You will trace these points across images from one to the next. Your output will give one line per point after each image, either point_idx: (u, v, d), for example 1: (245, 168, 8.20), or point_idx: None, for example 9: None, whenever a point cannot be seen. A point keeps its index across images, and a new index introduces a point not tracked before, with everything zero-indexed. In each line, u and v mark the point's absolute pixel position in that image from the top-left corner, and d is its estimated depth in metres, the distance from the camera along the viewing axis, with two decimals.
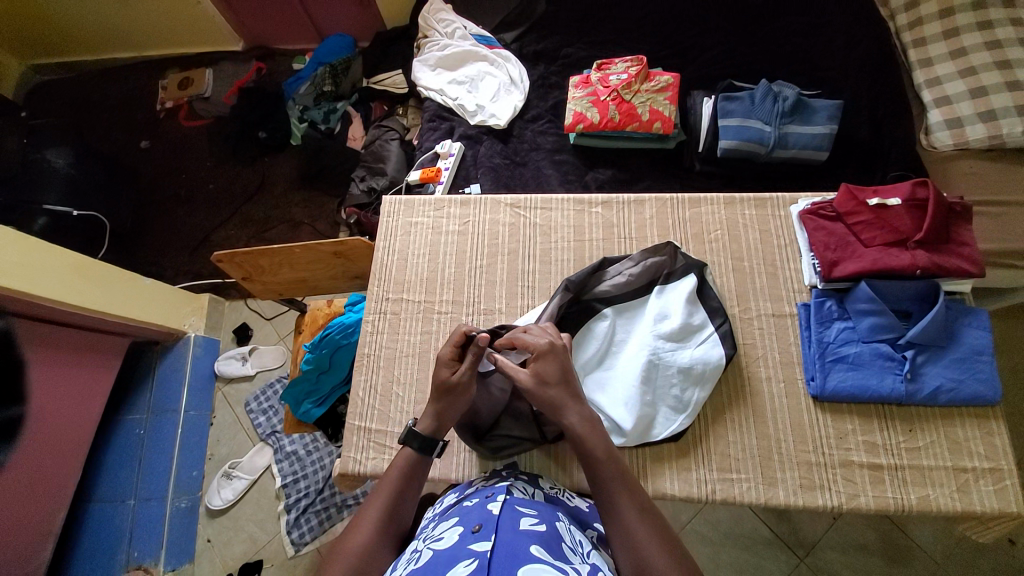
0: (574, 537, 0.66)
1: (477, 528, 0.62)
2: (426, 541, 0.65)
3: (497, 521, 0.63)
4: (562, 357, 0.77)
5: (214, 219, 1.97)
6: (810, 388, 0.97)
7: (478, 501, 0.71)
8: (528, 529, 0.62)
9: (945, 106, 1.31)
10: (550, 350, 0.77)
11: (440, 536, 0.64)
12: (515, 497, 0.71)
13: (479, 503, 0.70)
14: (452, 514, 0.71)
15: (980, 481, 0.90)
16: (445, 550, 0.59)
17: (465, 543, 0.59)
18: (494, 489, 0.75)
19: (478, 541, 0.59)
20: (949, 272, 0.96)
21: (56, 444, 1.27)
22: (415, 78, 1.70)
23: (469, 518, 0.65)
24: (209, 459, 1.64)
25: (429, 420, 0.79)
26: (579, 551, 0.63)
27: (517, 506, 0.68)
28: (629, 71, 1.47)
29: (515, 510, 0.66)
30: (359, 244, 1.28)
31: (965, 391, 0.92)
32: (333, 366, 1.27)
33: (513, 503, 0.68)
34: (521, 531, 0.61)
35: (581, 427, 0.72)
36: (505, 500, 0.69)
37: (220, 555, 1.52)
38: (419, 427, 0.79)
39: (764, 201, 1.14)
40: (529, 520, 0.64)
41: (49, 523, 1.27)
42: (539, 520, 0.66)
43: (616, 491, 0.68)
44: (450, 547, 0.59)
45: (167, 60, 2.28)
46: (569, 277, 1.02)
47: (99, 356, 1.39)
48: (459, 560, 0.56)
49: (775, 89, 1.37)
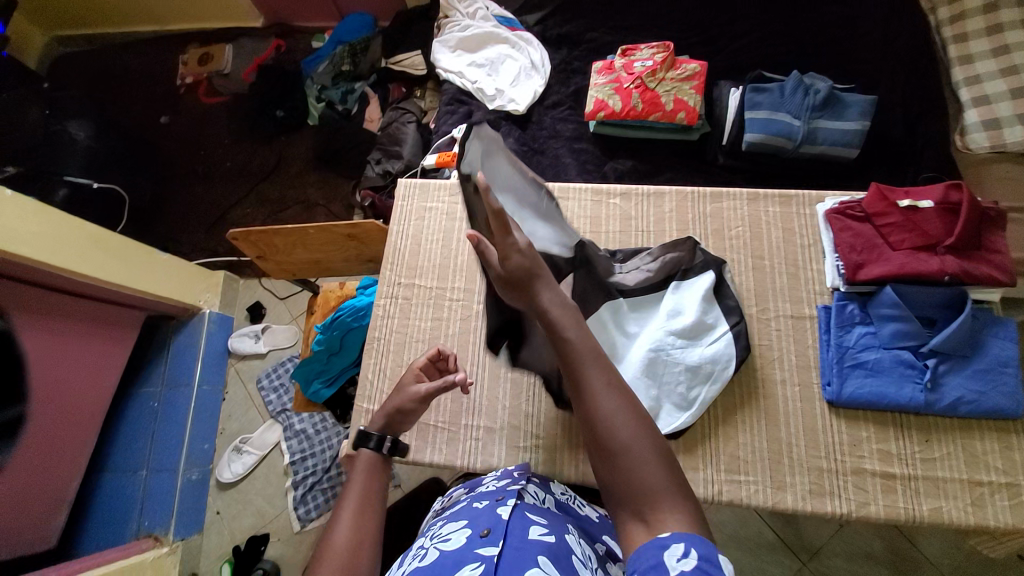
0: (583, 551, 0.65)
1: (486, 532, 0.63)
2: (433, 539, 0.66)
3: (506, 527, 0.63)
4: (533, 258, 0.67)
5: (231, 197, 1.98)
6: (826, 393, 0.95)
7: (488, 504, 0.71)
8: (538, 538, 0.61)
9: (984, 106, 1.25)
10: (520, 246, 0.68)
11: (447, 536, 0.65)
12: (526, 504, 0.71)
13: (489, 506, 0.70)
14: (461, 514, 0.72)
15: (994, 495, 0.87)
16: (452, 551, 0.61)
17: (472, 548, 0.60)
18: (505, 492, 0.75)
19: (485, 546, 0.60)
20: (979, 280, 0.92)
21: (73, 413, 1.30)
22: (435, 59, 1.67)
23: (477, 520, 0.66)
24: (221, 434, 1.68)
25: (379, 421, 0.79)
26: (588, 566, 0.63)
27: (527, 513, 0.68)
28: (654, 58, 1.42)
29: (525, 516, 0.66)
30: (373, 228, 1.28)
31: (986, 403, 0.89)
32: (344, 348, 1.28)
33: (524, 510, 0.68)
34: (530, 539, 0.61)
35: (554, 308, 0.63)
36: (517, 505, 0.69)
37: (227, 527, 1.57)
38: (370, 428, 0.78)
39: (789, 198, 1.10)
40: (539, 529, 0.64)
41: (65, 491, 1.31)
42: (549, 530, 0.65)
43: (574, 379, 0.59)
44: (457, 549, 0.61)
45: (188, 35, 2.27)
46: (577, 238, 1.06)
47: (115, 330, 1.41)
48: (465, 563, 0.58)
49: (807, 82, 1.32)
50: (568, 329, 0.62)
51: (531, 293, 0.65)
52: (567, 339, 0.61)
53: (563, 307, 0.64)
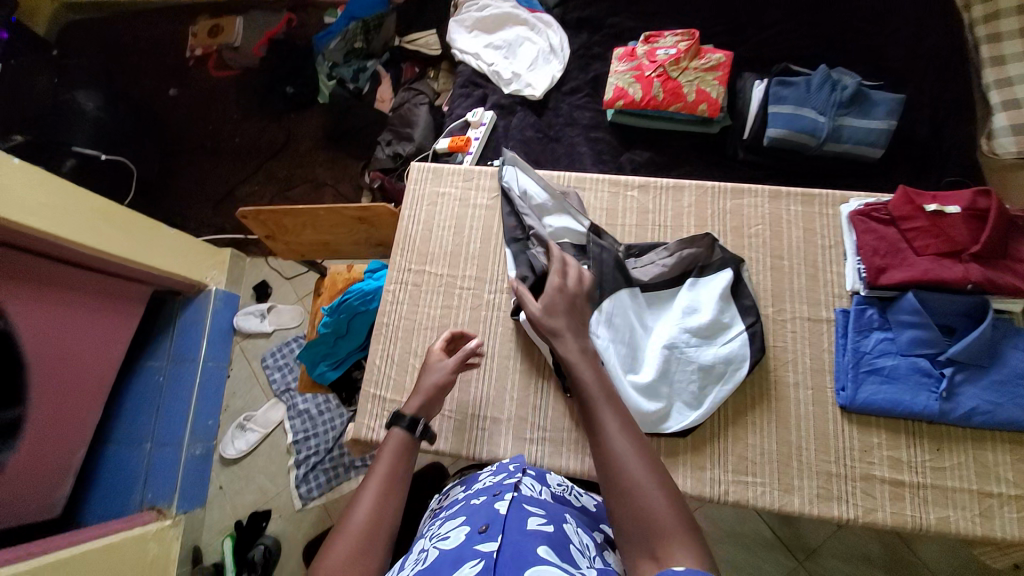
0: (582, 539, 0.65)
1: (484, 528, 0.62)
2: (433, 539, 0.66)
3: (504, 521, 0.63)
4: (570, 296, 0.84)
5: (239, 174, 1.96)
6: (839, 398, 0.93)
7: (486, 499, 0.71)
8: (536, 529, 0.61)
9: (1014, 110, 1.21)
10: (557, 290, 0.84)
11: (446, 534, 0.65)
12: (524, 496, 0.71)
13: (486, 502, 0.69)
14: (459, 512, 0.71)
15: (1003, 507, 0.86)
16: (451, 550, 0.60)
17: (471, 545, 0.60)
18: (501, 487, 0.74)
19: (484, 542, 0.59)
20: (1003, 289, 0.90)
21: (79, 385, 1.30)
22: (451, 40, 1.63)
23: (475, 518, 0.66)
24: (225, 410, 1.69)
25: (416, 403, 0.79)
26: (587, 554, 0.63)
27: (525, 506, 0.68)
28: (678, 46, 1.38)
29: (522, 509, 0.66)
30: (384, 212, 1.26)
31: (1002, 414, 0.88)
32: (351, 332, 1.27)
33: (520, 502, 0.68)
34: (529, 531, 0.61)
35: (575, 357, 0.74)
36: (513, 499, 0.68)
37: (229, 502, 1.58)
38: (405, 409, 0.78)
39: (813, 197, 1.07)
40: (536, 520, 0.64)
41: (70, 460, 1.32)
42: (547, 520, 0.65)
43: (590, 420, 0.67)
44: (456, 548, 0.60)
45: (199, 6, 2.23)
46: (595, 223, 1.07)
47: (121, 304, 1.40)
48: (465, 561, 0.57)
49: (835, 77, 1.28)
50: (584, 375, 0.72)
51: (555, 337, 0.78)
52: (585, 385, 0.70)
53: (581, 355, 0.75)
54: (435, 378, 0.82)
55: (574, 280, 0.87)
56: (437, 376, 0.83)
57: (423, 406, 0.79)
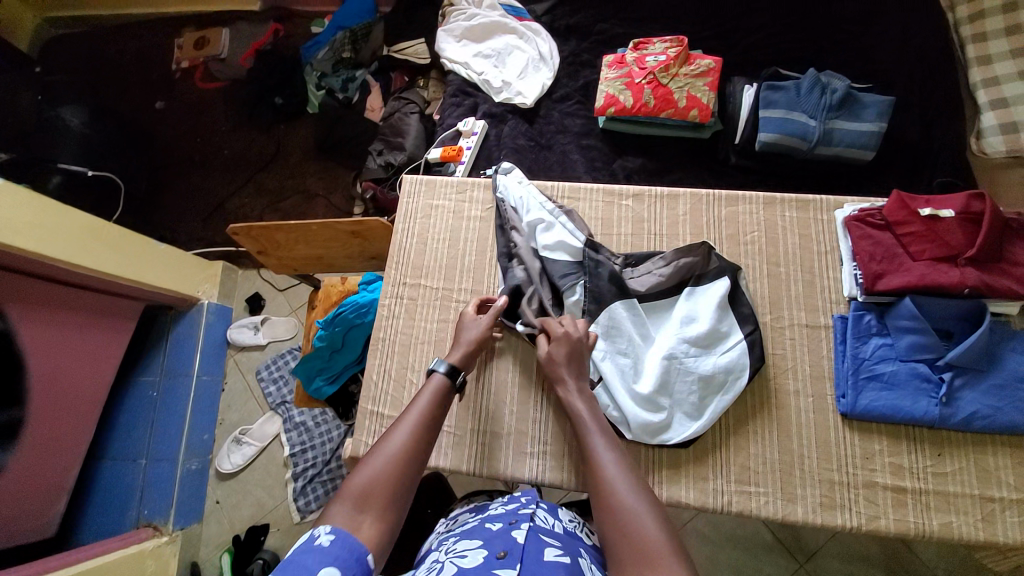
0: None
1: (502, 554, 0.62)
2: (448, 553, 0.66)
3: (523, 550, 0.63)
4: (576, 345, 0.84)
5: (229, 187, 1.94)
6: (840, 405, 0.93)
7: (503, 526, 0.70)
8: (554, 560, 0.62)
9: (1001, 109, 1.22)
10: (564, 338, 0.85)
11: (463, 552, 0.65)
12: (541, 526, 0.71)
13: (503, 529, 0.69)
14: (474, 534, 0.70)
15: (1006, 511, 0.86)
16: (469, 569, 0.60)
17: (490, 569, 0.59)
18: (517, 516, 0.73)
19: (503, 568, 0.59)
20: (999, 292, 0.90)
21: (70, 404, 1.27)
22: (440, 49, 1.62)
23: (493, 542, 0.65)
24: (220, 424, 1.66)
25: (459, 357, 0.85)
26: None
27: (541, 535, 0.68)
28: (667, 52, 1.38)
29: (539, 539, 0.66)
30: (378, 225, 1.24)
31: (1002, 419, 0.87)
32: (346, 345, 1.24)
33: (538, 532, 0.68)
34: (546, 563, 0.61)
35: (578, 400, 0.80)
36: (530, 527, 0.69)
37: (226, 516, 1.55)
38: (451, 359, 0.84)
39: (807, 202, 1.07)
40: (553, 551, 0.64)
41: (63, 482, 1.29)
42: (563, 551, 0.65)
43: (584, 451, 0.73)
44: (474, 568, 0.60)
45: (183, 18, 2.20)
46: (591, 236, 1.06)
47: (113, 320, 1.37)
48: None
49: (824, 80, 1.29)
50: (579, 410, 0.79)
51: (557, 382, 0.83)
52: (582, 421, 0.77)
53: (583, 397, 0.81)
54: (474, 333, 0.89)
55: (581, 329, 0.87)
56: (475, 331, 0.89)
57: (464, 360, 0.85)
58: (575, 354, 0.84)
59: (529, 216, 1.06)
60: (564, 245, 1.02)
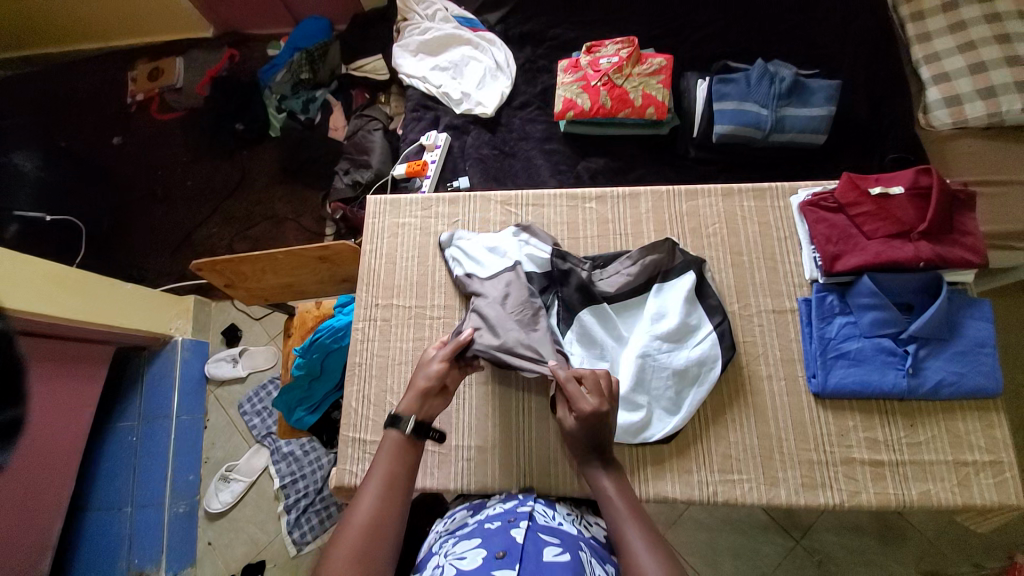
0: (595, 570, 0.65)
1: (502, 554, 0.62)
2: (448, 557, 0.65)
3: (522, 549, 0.63)
4: (603, 424, 0.74)
5: (195, 218, 1.90)
6: (812, 385, 0.95)
7: (501, 525, 0.71)
8: (554, 560, 0.61)
9: (944, 83, 1.27)
10: (592, 415, 0.73)
11: (463, 554, 0.65)
12: (538, 524, 0.71)
13: (501, 528, 0.69)
14: (473, 534, 0.71)
15: (979, 474, 0.89)
16: (468, 571, 0.60)
17: (490, 569, 0.59)
18: (516, 514, 0.74)
19: (502, 568, 0.59)
20: (952, 263, 0.93)
21: (47, 456, 1.23)
22: (397, 64, 1.62)
23: (492, 542, 0.65)
24: (205, 462, 1.62)
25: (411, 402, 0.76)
26: None
27: (540, 534, 0.68)
28: (619, 53, 1.40)
29: (538, 538, 0.66)
30: (345, 248, 1.24)
31: (967, 384, 0.91)
32: (325, 372, 1.24)
33: (535, 531, 0.68)
34: (545, 563, 0.61)
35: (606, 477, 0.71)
36: (528, 526, 0.68)
37: (221, 556, 1.51)
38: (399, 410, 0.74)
39: (764, 191, 1.10)
40: (552, 549, 0.64)
41: (45, 538, 1.24)
42: (563, 548, 0.65)
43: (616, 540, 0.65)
44: (473, 570, 0.60)
45: (135, 50, 2.16)
46: (557, 244, 1.06)
47: (85, 366, 1.34)
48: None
49: (772, 69, 1.32)
50: (608, 490, 0.70)
51: (585, 463, 0.73)
52: (610, 503, 0.69)
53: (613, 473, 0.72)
54: (424, 373, 0.80)
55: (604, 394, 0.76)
56: (425, 371, 0.80)
57: (415, 406, 0.76)
58: (597, 439, 0.73)
59: (502, 254, 1.06)
60: (531, 257, 1.03)
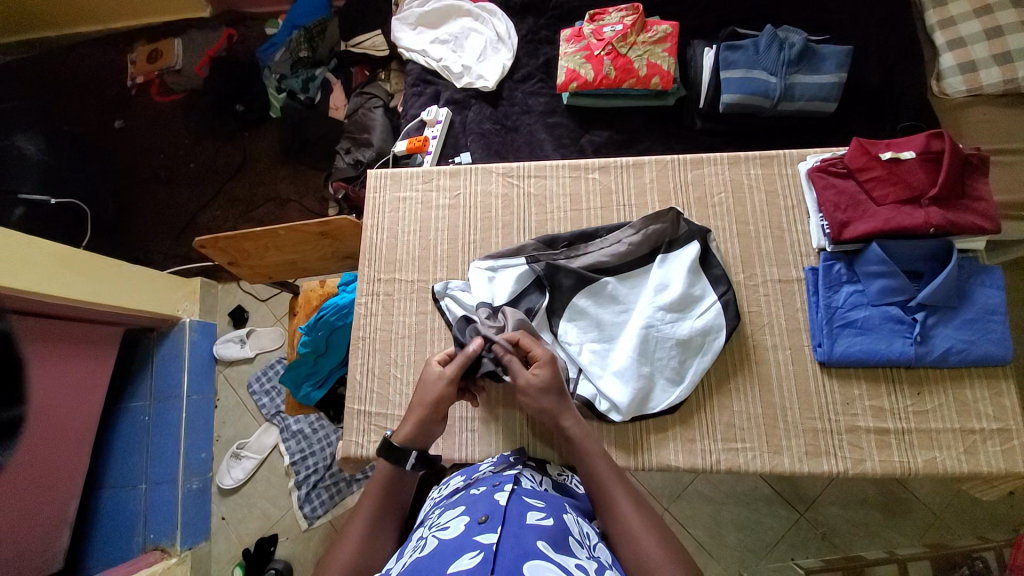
0: (582, 529, 0.66)
1: (484, 519, 0.62)
2: (432, 528, 0.66)
3: (505, 513, 0.63)
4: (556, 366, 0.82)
5: (199, 200, 1.90)
6: (817, 354, 0.94)
7: (486, 490, 0.71)
8: (535, 524, 0.61)
9: (959, 49, 1.22)
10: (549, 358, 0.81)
11: (446, 524, 0.65)
12: (524, 488, 0.72)
13: (486, 493, 0.70)
14: (459, 502, 0.71)
15: (987, 442, 0.89)
16: (451, 539, 0.60)
17: (471, 535, 0.59)
18: (502, 479, 0.75)
19: (484, 532, 0.59)
20: (964, 229, 0.91)
21: (61, 436, 1.25)
22: (396, 38, 1.59)
23: (475, 509, 0.66)
24: (218, 440, 1.65)
25: (406, 431, 0.79)
26: (586, 544, 0.63)
27: (525, 498, 0.68)
28: (623, 21, 1.37)
29: (522, 502, 0.67)
30: (347, 224, 1.23)
31: (976, 351, 0.90)
32: (330, 348, 1.24)
33: (521, 494, 0.69)
34: (528, 525, 0.61)
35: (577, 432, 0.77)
36: (513, 490, 0.69)
37: (234, 531, 1.55)
38: (396, 439, 0.78)
39: (771, 158, 1.07)
40: (536, 514, 0.64)
41: (63, 513, 1.27)
42: (546, 513, 0.66)
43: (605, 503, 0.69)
44: (456, 537, 0.60)
45: (134, 31, 2.14)
46: (523, 250, 1.03)
47: (95, 348, 1.35)
48: (465, 551, 0.56)
49: (781, 35, 1.28)
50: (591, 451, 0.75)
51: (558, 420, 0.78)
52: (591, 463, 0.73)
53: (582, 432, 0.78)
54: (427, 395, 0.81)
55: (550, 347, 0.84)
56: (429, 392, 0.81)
57: (412, 433, 0.78)
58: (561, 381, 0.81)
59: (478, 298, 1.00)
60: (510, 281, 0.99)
